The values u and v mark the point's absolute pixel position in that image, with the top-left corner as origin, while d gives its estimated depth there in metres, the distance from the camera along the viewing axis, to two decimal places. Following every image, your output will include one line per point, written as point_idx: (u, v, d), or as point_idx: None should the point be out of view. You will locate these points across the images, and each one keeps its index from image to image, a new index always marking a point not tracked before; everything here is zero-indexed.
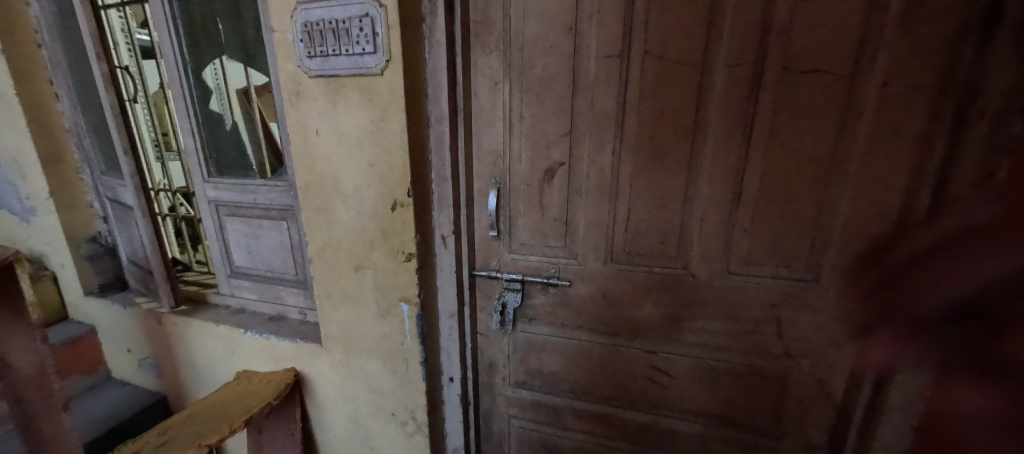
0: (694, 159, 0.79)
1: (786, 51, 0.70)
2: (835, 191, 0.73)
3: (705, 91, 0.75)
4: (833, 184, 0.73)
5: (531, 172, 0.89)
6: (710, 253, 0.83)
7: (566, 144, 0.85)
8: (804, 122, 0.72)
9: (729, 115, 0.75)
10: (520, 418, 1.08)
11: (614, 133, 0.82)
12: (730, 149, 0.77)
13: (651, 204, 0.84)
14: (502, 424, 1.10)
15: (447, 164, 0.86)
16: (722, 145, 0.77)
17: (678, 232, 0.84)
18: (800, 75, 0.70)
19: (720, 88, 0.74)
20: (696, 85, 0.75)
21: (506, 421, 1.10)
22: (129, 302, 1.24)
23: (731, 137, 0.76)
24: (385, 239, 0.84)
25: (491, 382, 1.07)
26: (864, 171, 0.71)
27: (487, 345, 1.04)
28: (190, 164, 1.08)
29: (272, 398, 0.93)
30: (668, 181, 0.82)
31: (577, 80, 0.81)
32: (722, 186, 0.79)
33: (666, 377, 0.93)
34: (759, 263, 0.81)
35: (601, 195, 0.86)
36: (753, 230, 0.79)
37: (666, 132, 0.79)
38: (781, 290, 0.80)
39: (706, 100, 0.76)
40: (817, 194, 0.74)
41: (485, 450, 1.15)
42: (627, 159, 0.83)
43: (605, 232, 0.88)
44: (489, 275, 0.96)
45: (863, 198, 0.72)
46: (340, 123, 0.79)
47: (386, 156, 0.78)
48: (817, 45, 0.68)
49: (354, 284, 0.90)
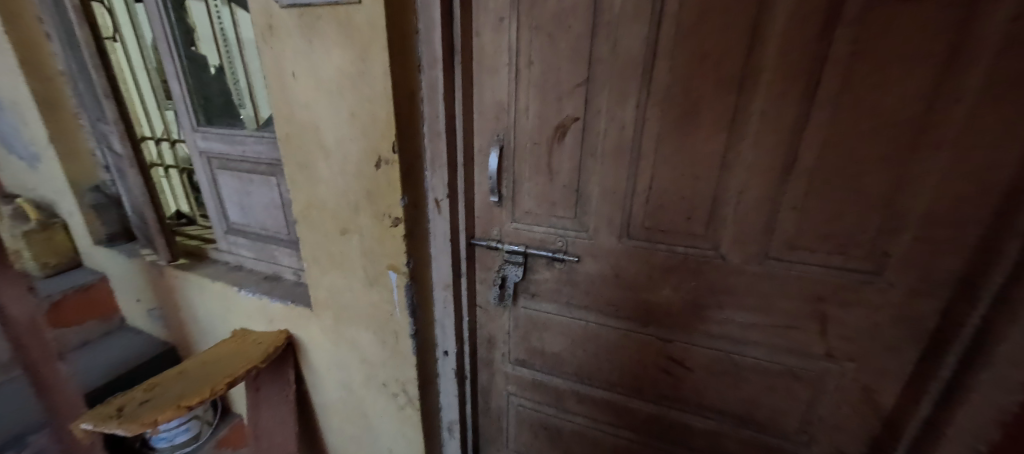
0: (738, 117, 0.64)
1: None
2: (919, 163, 0.57)
3: (761, 28, 0.59)
4: (918, 154, 0.57)
5: (539, 130, 0.76)
6: (747, 233, 0.69)
7: (581, 96, 0.72)
8: (889, 72, 0.55)
9: (790, 61, 0.59)
10: (520, 396, 1.02)
11: (640, 84, 0.68)
12: (785, 105, 0.61)
13: (679, 171, 0.70)
14: (501, 401, 1.05)
15: (440, 117, 0.74)
16: (776, 99, 0.61)
17: (710, 207, 0.70)
18: (894, 6, 0.53)
19: (782, 24, 0.58)
20: (749, 21, 0.59)
21: (505, 397, 1.04)
22: (134, 253, 1.23)
23: (789, 90, 0.60)
24: (371, 201, 0.75)
25: (490, 357, 1.01)
26: (967, 137, 0.54)
27: (486, 320, 0.97)
28: (179, 111, 1.01)
29: (259, 361, 0.90)
30: (703, 145, 0.67)
31: (599, 15, 0.66)
32: (769, 153, 0.64)
33: (681, 368, 0.83)
34: (807, 248, 0.67)
35: (619, 159, 0.73)
36: (803, 208, 0.65)
37: (705, 82, 0.64)
38: (832, 282, 0.67)
39: (761, 42, 0.60)
40: (893, 166, 0.59)
41: (483, 424, 1.10)
42: (654, 116, 0.68)
43: (621, 203, 0.76)
44: (490, 245, 0.87)
45: (958, 173, 0.56)
46: (318, 63, 0.68)
47: (368, 104, 0.67)
48: None
49: (341, 249, 0.83)
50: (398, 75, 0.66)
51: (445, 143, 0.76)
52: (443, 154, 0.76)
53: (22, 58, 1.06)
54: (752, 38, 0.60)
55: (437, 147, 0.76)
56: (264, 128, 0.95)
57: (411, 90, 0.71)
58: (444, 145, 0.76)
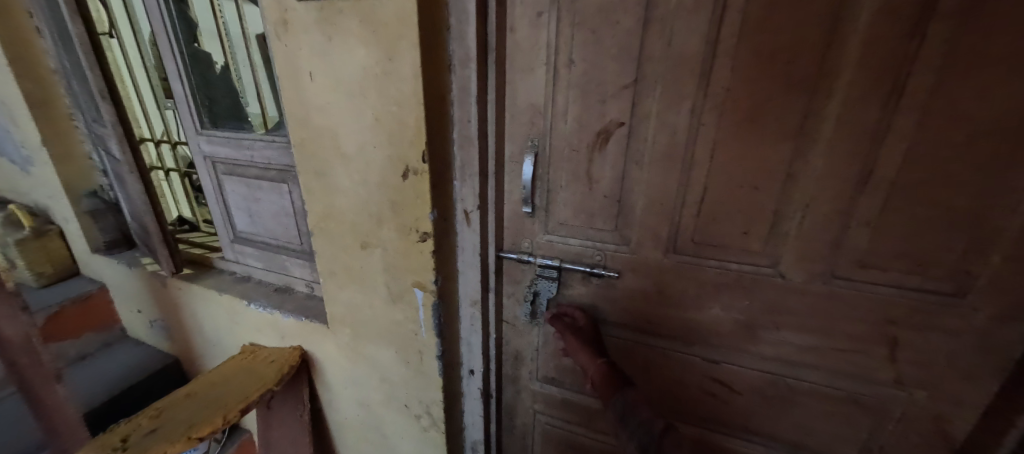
0: (809, 122, 0.58)
1: None
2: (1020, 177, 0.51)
3: (845, 24, 0.52)
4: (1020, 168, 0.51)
5: (578, 135, 0.70)
6: (812, 250, 0.63)
7: (628, 98, 0.65)
8: (993, 74, 0.49)
9: (874, 62, 0.53)
10: (547, 415, 0.97)
11: (697, 86, 0.61)
12: (865, 110, 0.55)
13: (737, 181, 0.64)
14: (526, 418, 1.00)
15: (472, 121, 0.68)
16: (854, 103, 0.55)
17: (770, 220, 0.65)
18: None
19: (868, 19, 0.51)
20: (829, 14, 0.52)
21: (531, 415, 0.99)
22: (134, 262, 1.17)
23: (870, 94, 0.54)
24: (396, 214, 0.68)
25: (516, 374, 0.95)
26: None
27: (514, 335, 0.91)
28: (182, 113, 0.94)
29: (272, 383, 0.84)
30: (767, 153, 0.61)
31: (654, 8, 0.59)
32: (843, 163, 0.58)
33: (728, 390, 0.78)
34: (880, 267, 0.61)
35: (669, 168, 0.67)
36: (879, 223, 0.59)
37: (772, 85, 0.58)
38: (905, 303, 0.62)
39: (841, 39, 0.53)
40: (989, 180, 0.52)
41: (507, 443, 1.05)
42: (710, 121, 0.62)
43: (669, 216, 0.70)
44: (520, 259, 0.81)
45: None
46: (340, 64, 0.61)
47: (396, 109, 0.61)
48: None
49: (361, 264, 0.76)
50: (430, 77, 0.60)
51: (477, 150, 0.69)
52: (475, 161, 0.70)
53: (11, 55, 0.99)
54: (831, 34, 0.53)
55: (468, 154, 0.70)
56: (274, 131, 0.88)
57: (441, 92, 0.65)
58: (476, 152, 0.69)
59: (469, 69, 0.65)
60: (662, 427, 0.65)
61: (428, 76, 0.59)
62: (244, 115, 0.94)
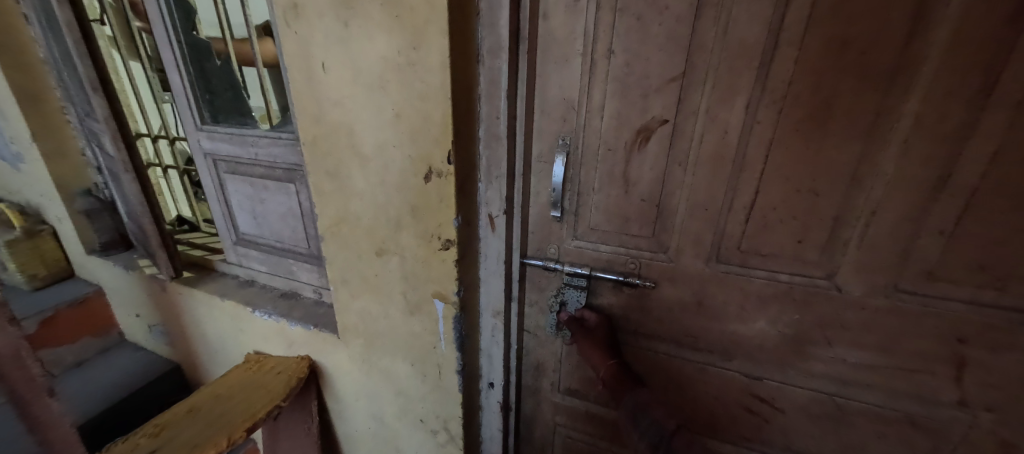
0: (883, 120, 0.53)
1: None
2: None
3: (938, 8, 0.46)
4: None
5: (617, 133, 0.66)
6: (872, 260, 0.59)
7: (674, 92, 0.60)
8: None
9: (968, 51, 0.47)
10: (569, 428, 0.92)
11: (754, 79, 0.56)
12: (950, 108, 0.49)
13: (795, 184, 0.60)
14: (546, 431, 0.94)
15: (501, 117, 0.61)
16: (938, 100, 0.50)
17: (828, 227, 0.61)
18: None
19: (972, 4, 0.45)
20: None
21: (551, 428, 0.93)
22: (131, 264, 1.11)
23: (958, 89, 0.48)
24: (416, 219, 0.62)
25: (537, 386, 0.90)
26: None
27: (536, 346, 0.86)
28: (180, 107, 0.88)
29: (281, 398, 0.79)
30: (830, 154, 0.57)
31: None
32: (919, 166, 0.53)
33: (770, 409, 0.74)
34: (948, 278, 0.56)
35: (718, 169, 0.63)
36: (954, 232, 0.54)
37: (841, 78, 0.53)
38: (976, 320, 0.57)
39: (929, 27, 0.47)
40: None
41: None
42: (767, 119, 0.58)
43: (712, 221, 0.66)
44: (547, 266, 0.76)
45: None
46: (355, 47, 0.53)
47: (420, 104, 0.54)
48: None
49: (377, 272, 0.71)
50: (459, 67, 0.54)
51: (506, 149, 0.63)
52: (505, 161, 0.64)
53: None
54: (917, 21, 0.47)
55: (496, 153, 0.64)
56: (280, 127, 0.81)
57: (470, 86, 0.59)
58: (504, 152, 0.63)
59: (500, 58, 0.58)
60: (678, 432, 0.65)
61: (460, 66, 0.54)
62: (247, 110, 0.87)
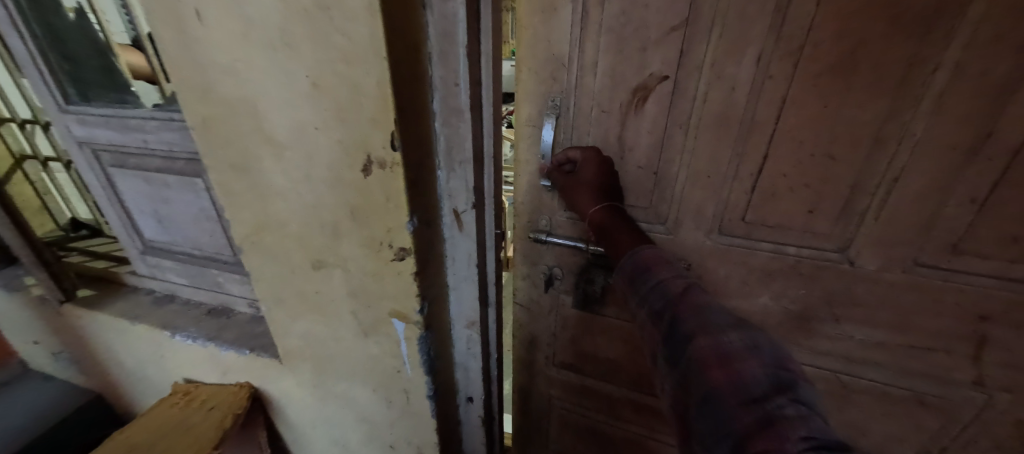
0: (916, 69, 0.44)
1: None
2: None
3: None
4: None
5: (609, 92, 0.57)
6: (890, 232, 0.52)
7: (676, 43, 0.50)
8: None
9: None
10: (563, 400, 0.92)
11: (770, 24, 0.46)
12: (999, 52, 0.40)
13: (809, 148, 0.51)
14: (541, 403, 0.96)
15: (458, 81, 0.46)
16: (985, 44, 0.40)
17: (842, 195, 0.52)
18: None
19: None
20: None
21: (546, 401, 0.95)
22: (14, 284, 0.91)
23: (1010, 32, 0.39)
24: (357, 223, 0.48)
25: (532, 359, 0.90)
26: None
27: (530, 321, 0.85)
28: (34, 81, 0.67)
29: (212, 446, 0.65)
30: (853, 110, 0.47)
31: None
32: (957, 121, 0.44)
33: None
34: (977, 251, 0.50)
35: (720, 133, 0.53)
36: (988, 202, 0.47)
37: (873, 15, 0.42)
38: (1002, 296, 0.51)
39: None
40: None
41: (522, 428, 1.04)
42: (779, 70, 0.48)
43: (714, 192, 0.58)
44: (536, 237, 0.72)
45: None
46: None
47: (344, 68, 0.39)
48: None
49: (316, 289, 0.56)
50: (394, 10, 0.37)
51: (469, 127, 0.48)
52: (472, 140, 0.50)
53: None
54: None
55: (458, 132, 0.49)
56: (170, 104, 0.62)
57: (418, 39, 0.43)
58: (468, 131, 0.48)
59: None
60: (800, 432, 0.31)
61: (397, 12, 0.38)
62: (122, 83, 0.66)
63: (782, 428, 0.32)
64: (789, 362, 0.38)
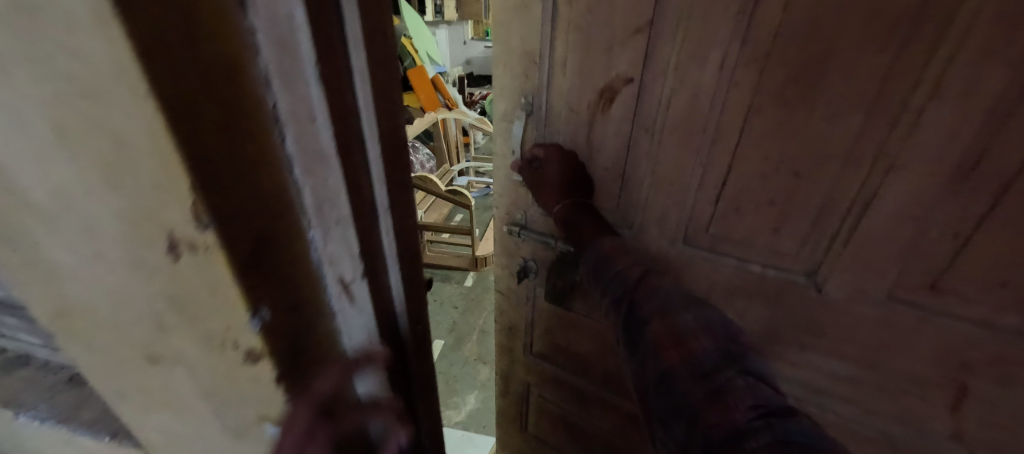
0: (890, 78, 0.41)
1: None
2: None
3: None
4: None
5: (580, 93, 0.62)
6: (864, 263, 0.50)
7: (640, 46, 0.54)
8: None
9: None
10: (539, 387, 1.05)
11: (733, 29, 0.47)
12: (995, 63, 0.36)
13: (772, 160, 0.51)
14: (520, 386, 1.10)
15: (328, 127, 0.24)
16: (978, 51, 0.36)
17: (812, 214, 0.51)
18: None
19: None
20: None
21: (524, 385, 1.09)
22: None
23: (1014, 36, 0.35)
24: (168, 328, 0.33)
25: (512, 346, 1.03)
26: None
27: (508, 308, 0.97)
28: None
29: None
30: (817, 122, 0.46)
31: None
32: (936, 149, 0.41)
33: None
34: (959, 291, 0.46)
35: (689, 136, 0.55)
36: (973, 235, 0.43)
37: (843, 20, 0.40)
38: (983, 342, 0.46)
39: None
40: None
41: (502, 405, 1.19)
42: (743, 77, 0.48)
43: (678, 199, 0.61)
44: (511, 229, 0.81)
45: None
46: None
47: (80, 94, 0.17)
48: None
49: (151, 394, 0.41)
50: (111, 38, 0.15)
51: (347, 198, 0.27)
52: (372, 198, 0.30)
53: None
54: None
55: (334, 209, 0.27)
56: None
57: (239, 54, 0.20)
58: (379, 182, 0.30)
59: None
60: (748, 401, 0.35)
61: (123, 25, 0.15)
62: None
63: (731, 400, 0.35)
64: (738, 336, 0.42)
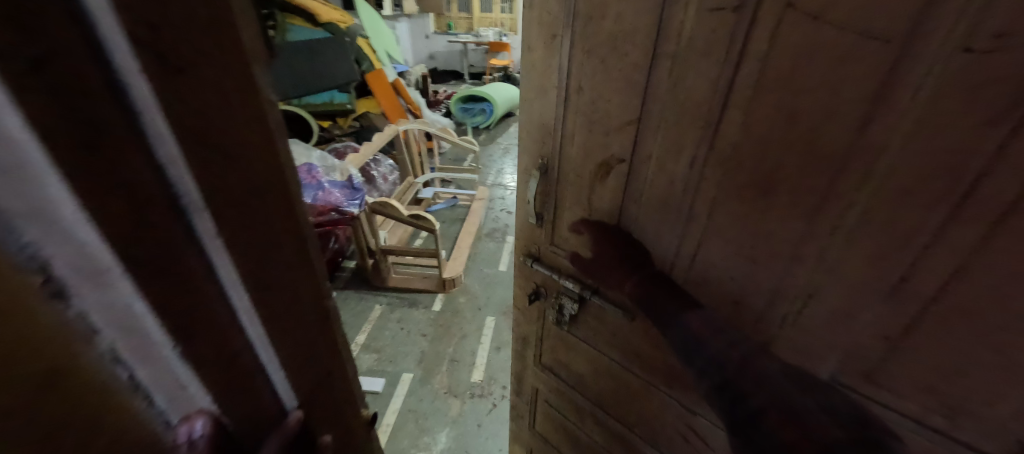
0: (829, 202, 0.46)
1: None
2: None
3: (876, 105, 0.40)
4: None
5: (584, 161, 0.69)
6: (803, 350, 0.55)
7: (630, 135, 0.61)
8: None
9: (919, 163, 0.40)
10: (547, 394, 1.08)
11: (700, 136, 0.54)
12: (906, 209, 0.42)
13: (735, 247, 0.56)
14: (531, 390, 1.13)
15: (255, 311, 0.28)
16: (891, 197, 0.42)
17: (765, 297, 0.56)
18: None
19: (906, 102, 0.39)
20: (856, 88, 0.41)
21: (534, 390, 1.12)
22: None
23: (919, 188, 0.41)
24: None
25: (524, 353, 1.08)
26: None
27: (522, 320, 1.02)
28: None
29: None
30: (772, 227, 0.52)
31: (650, 30, 0.53)
32: (861, 266, 0.47)
33: (704, 444, 0.74)
34: (889, 388, 0.49)
35: (666, 212, 0.62)
36: (900, 342, 0.47)
37: (788, 152, 0.47)
38: (914, 439, 0.50)
39: (877, 125, 0.41)
40: None
41: (514, 408, 1.24)
42: (712, 177, 0.55)
43: (660, 260, 0.66)
44: (526, 260, 0.88)
45: None
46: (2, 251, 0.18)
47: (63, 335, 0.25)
48: None
49: None
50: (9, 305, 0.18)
51: (207, 385, 0.27)
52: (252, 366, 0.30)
53: None
54: (875, 106, 0.40)
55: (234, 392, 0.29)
56: None
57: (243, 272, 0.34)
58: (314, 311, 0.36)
59: (221, 228, 0.24)
60: None
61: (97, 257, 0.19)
62: None
63: None
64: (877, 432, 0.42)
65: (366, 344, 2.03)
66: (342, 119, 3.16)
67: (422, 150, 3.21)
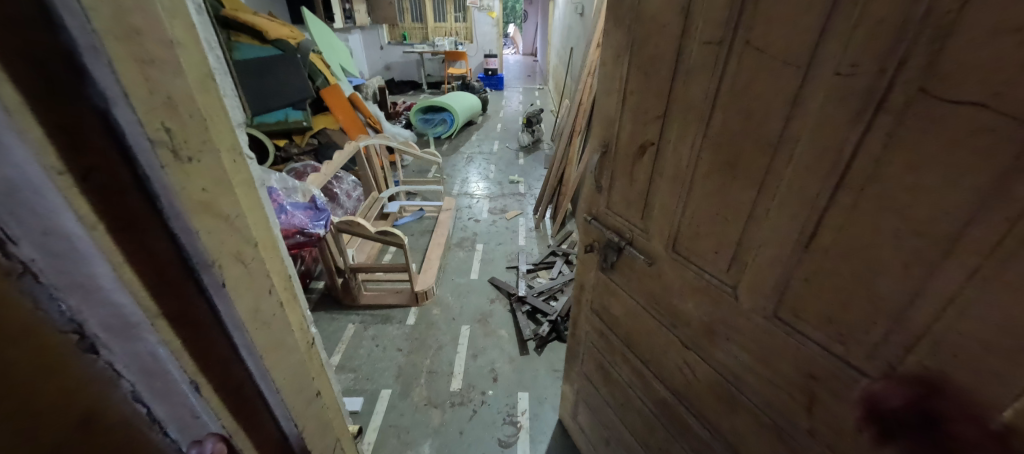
0: (770, 175, 0.67)
1: (925, 70, 0.47)
2: (923, 280, 0.51)
3: (795, 107, 0.61)
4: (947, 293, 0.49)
5: (630, 144, 0.97)
6: (756, 289, 0.74)
7: (658, 126, 0.87)
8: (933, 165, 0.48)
9: (818, 148, 0.59)
10: (592, 335, 1.36)
11: (698, 128, 0.78)
12: (811, 180, 0.61)
13: (716, 209, 0.78)
14: (582, 330, 1.42)
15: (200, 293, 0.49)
16: (802, 171, 0.62)
17: (734, 248, 0.77)
18: (936, 105, 0.47)
19: (810, 106, 0.59)
20: (784, 96, 0.62)
21: (583, 331, 1.41)
22: None
23: (818, 166, 0.59)
24: None
25: (580, 298, 1.38)
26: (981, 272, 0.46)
27: (581, 269, 1.32)
28: None
29: None
30: (737, 194, 0.73)
31: (673, 55, 0.79)
32: (787, 223, 0.66)
33: (693, 374, 0.95)
34: (807, 319, 0.67)
35: (676, 182, 0.86)
36: (813, 283, 0.64)
37: (747, 140, 0.69)
38: (823, 363, 0.66)
39: (795, 122, 0.61)
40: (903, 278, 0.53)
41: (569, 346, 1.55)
42: (704, 157, 0.78)
43: (670, 220, 0.90)
44: (587, 218, 1.19)
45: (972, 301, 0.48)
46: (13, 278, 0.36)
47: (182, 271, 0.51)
48: (974, 72, 0.43)
49: None
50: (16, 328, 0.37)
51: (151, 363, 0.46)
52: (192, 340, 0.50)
53: None
54: (794, 108, 0.61)
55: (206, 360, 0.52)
56: None
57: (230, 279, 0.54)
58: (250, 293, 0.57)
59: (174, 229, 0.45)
60: None
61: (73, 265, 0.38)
62: None
63: None
64: None
65: (341, 362, 2.31)
66: (297, 136, 3.68)
67: (379, 163, 3.72)
